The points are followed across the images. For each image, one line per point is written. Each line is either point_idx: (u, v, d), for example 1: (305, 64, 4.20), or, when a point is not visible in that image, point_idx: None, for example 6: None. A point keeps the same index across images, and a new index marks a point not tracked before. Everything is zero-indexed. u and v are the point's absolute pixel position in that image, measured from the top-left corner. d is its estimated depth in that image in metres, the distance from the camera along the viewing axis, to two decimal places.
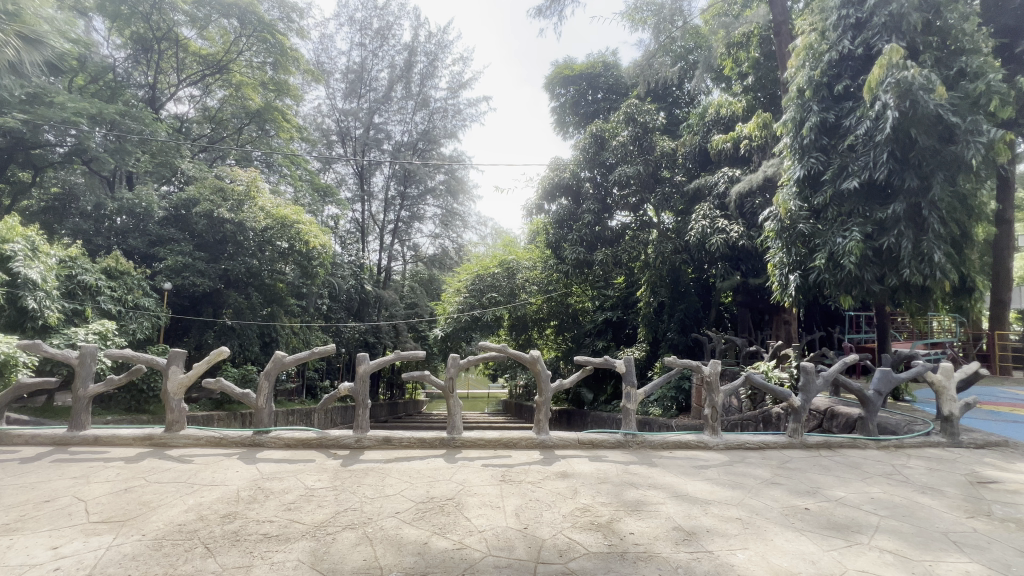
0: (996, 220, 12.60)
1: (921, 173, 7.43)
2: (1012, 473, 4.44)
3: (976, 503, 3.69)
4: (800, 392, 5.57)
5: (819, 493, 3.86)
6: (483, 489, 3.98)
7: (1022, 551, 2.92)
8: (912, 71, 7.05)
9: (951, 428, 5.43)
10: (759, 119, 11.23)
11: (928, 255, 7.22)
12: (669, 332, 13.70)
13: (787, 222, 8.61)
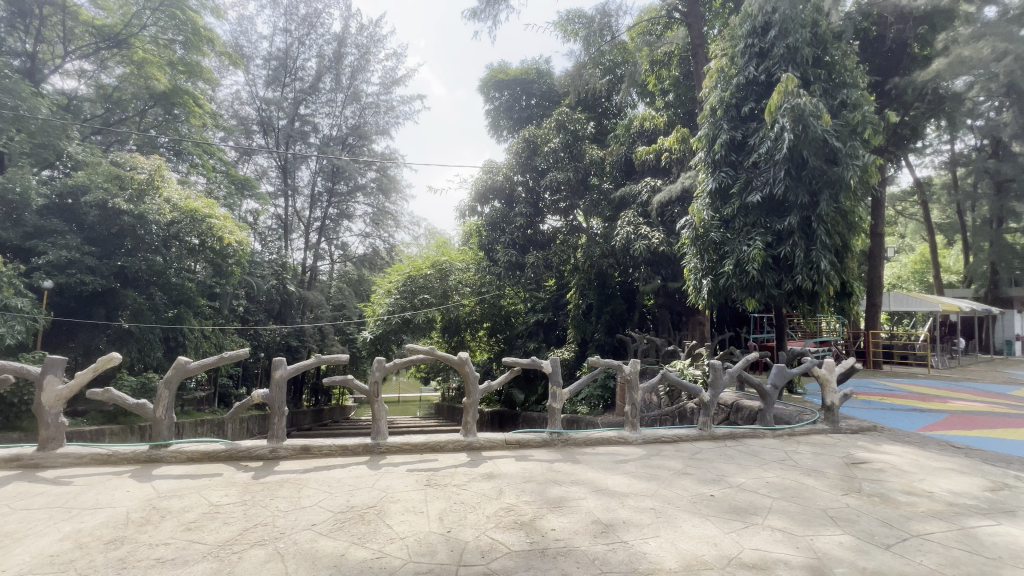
0: (871, 234, 14.46)
1: (811, 190, 8.34)
2: (879, 454, 5.11)
3: (850, 481, 4.21)
4: (709, 388, 6.01)
5: (723, 480, 4.20)
6: (407, 494, 3.89)
7: (883, 521, 3.37)
8: (804, 99, 7.91)
9: (833, 416, 6.13)
10: (678, 133, 12.04)
11: (816, 263, 8.12)
12: (597, 333, 14.25)
13: (700, 230, 9.31)
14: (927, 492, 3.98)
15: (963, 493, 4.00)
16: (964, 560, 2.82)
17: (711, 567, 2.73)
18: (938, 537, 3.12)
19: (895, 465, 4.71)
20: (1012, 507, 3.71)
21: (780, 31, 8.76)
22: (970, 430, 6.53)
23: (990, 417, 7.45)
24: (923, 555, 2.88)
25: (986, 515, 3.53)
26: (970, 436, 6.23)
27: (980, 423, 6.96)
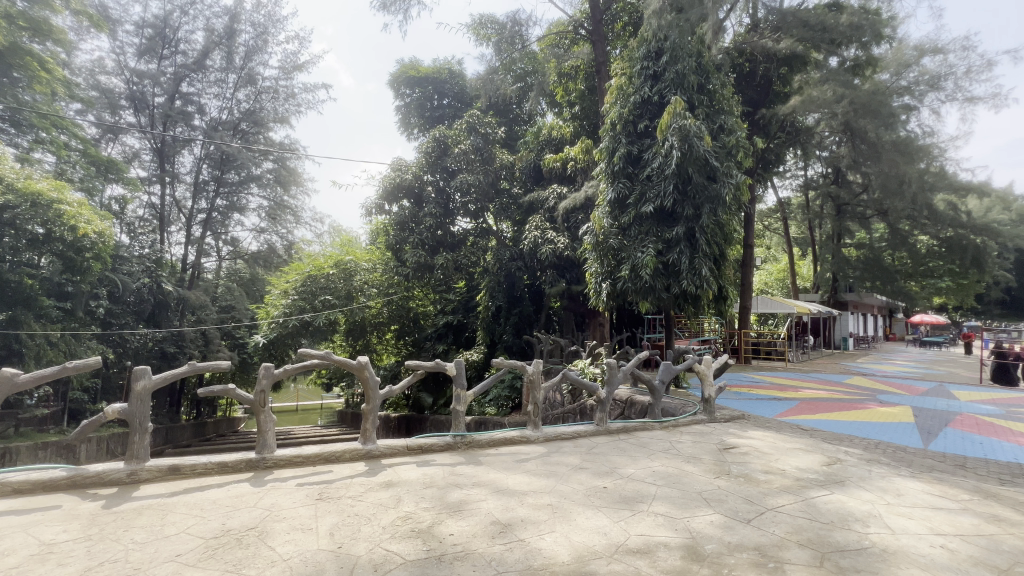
0: (743, 245, 16.40)
1: (695, 204, 9.25)
2: (745, 439, 5.79)
3: (722, 465, 4.71)
4: (605, 385, 6.37)
5: (615, 472, 4.46)
6: (294, 511, 3.59)
7: (746, 499, 3.80)
8: (689, 120, 8.75)
9: (709, 407, 6.84)
10: (583, 144, 12.68)
11: (698, 269, 9.02)
12: (505, 335, 14.45)
13: (601, 237, 9.88)
14: (780, 469, 4.59)
15: (807, 468, 4.66)
16: (806, 526, 3.29)
17: (601, 556, 2.87)
18: (788, 509, 3.60)
19: (757, 448, 5.36)
20: (842, 477, 4.41)
21: (670, 57, 9.64)
22: (814, 415, 7.66)
23: (829, 403, 8.81)
24: (775, 525, 3.30)
25: (823, 486, 4.15)
26: (814, 419, 7.31)
27: (822, 408, 8.21)
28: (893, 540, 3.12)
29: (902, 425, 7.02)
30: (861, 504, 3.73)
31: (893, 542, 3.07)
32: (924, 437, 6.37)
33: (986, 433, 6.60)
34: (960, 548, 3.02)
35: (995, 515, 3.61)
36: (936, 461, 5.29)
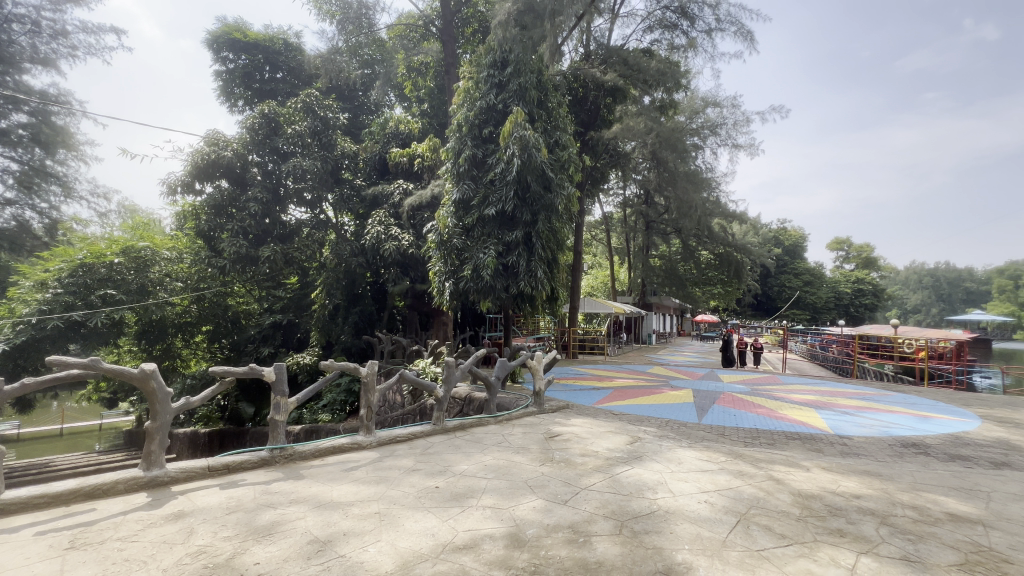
0: (573, 252, 18.14)
1: (533, 210, 9.89)
2: (567, 427, 6.37)
3: (547, 453, 5.09)
4: (443, 384, 6.35)
5: (448, 470, 4.47)
6: (26, 570, 2.73)
7: (565, 481, 4.16)
8: (529, 131, 9.30)
9: (539, 399, 7.37)
10: (430, 142, 12.52)
11: (534, 271, 9.67)
12: (343, 335, 13.50)
13: (444, 236, 9.93)
14: (594, 451, 5.15)
15: (615, 448, 5.33)
16: (610, 500, 3.73)
17: (426, 558, 2.81)
18: (597, 486, 4.04)
19: (577, 434, 5.94)
20: (640, 453, 5.15)
21: (513, 69, 10.15)
22: (624, 401, 8.83)
23: (636, 390, 10.26)
24: (586, 502, 3.68)
25: (626, 462, 4.79)
26: (623, 405, 8.42)
27: (630, 395, 9.53)
28: (673, 501, 3.74)
29: (685, 405, 8.52)
30: (653, 475, 4.40)
31: (673, 503, 3.69)
32: (699, 414, 7.83)
33: (739, 408, 8.41)
34: (717, 501, 3.77)
35: (740, 471, 4.61)
36: (706, 432, 6.55)
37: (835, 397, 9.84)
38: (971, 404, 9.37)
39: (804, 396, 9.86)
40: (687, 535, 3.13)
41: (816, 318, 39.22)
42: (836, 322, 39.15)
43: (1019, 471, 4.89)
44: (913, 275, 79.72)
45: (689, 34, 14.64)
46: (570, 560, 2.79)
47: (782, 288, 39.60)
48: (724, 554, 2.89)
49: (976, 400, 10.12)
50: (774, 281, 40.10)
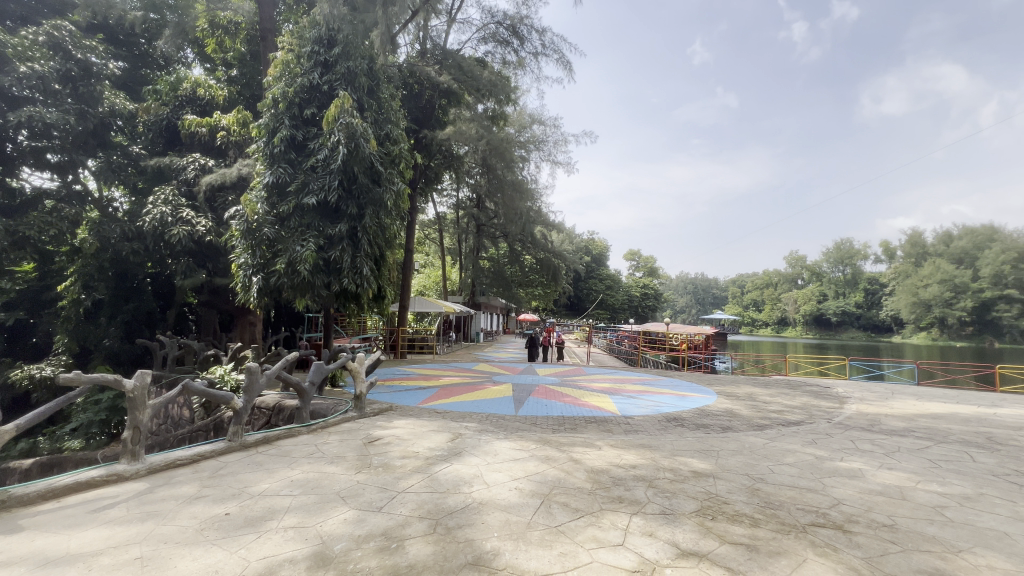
0: (404, 249, 17.72)
1: (359, 204, 9.28)
2: (389, 429, 6.17)
3: (364, 459, 4.84)
4: (243, 394, 5.48)
5: (243, 492, 3.89)
6: None
7: (381, 487, 4.01)
8: (356, 120, 8.75)
9: (360, 403, 7.00)
10: (238, 114, 10.72)
11: (359, 268, 9.09)
12: (107, 340, 11.01)
13: (253, 224, 8.78)
14: (414, 452, 5.10)
15: (436, 447, 5.36)
16: (427, 500, 3.73)
17: None
18: (415, 488, 4.00)
19: (398, 436, 5.80)
20: (460, 449, 5.29)
21: (342, 50, 9.40)
22: (448, 398, 8.98)
23: (460, 387, 10.54)
24: (402, 506, 3.61)
25: (445, 460, 4.85)
26: (448, 402, 8.56)
27: (454, 392, 9.72)
28: (486, 492, 3.92)
29: (504, 399, 9.09)
30: (470, 469, 4.55)
31: (486, 494, 3.87)
32: (516, 405, 8.44)
33: (550, 397, 9.34)
34: (525, 486, 4.09)
35: (547, 456, 5.09)
36: (521, 423, 7.09)
37: (624, 383, 11.69)
38: (711, 383, 12.13)
39: (601, 384, 11.46)
40: (497, 523, 3.31)
41: (614, 317, 46.12)
42: (628, 320, 46.64)
43: (736, 433, 6.51)
44: (680, 283, 100.07)
45: (519, 53, 15.66)
46: (379, 569, 2.69)
47: (589, 291, 45.34)
48: (527, 535, 3.14)
49: (715, 380, 13.16)
50: (583, 284, 45.80)
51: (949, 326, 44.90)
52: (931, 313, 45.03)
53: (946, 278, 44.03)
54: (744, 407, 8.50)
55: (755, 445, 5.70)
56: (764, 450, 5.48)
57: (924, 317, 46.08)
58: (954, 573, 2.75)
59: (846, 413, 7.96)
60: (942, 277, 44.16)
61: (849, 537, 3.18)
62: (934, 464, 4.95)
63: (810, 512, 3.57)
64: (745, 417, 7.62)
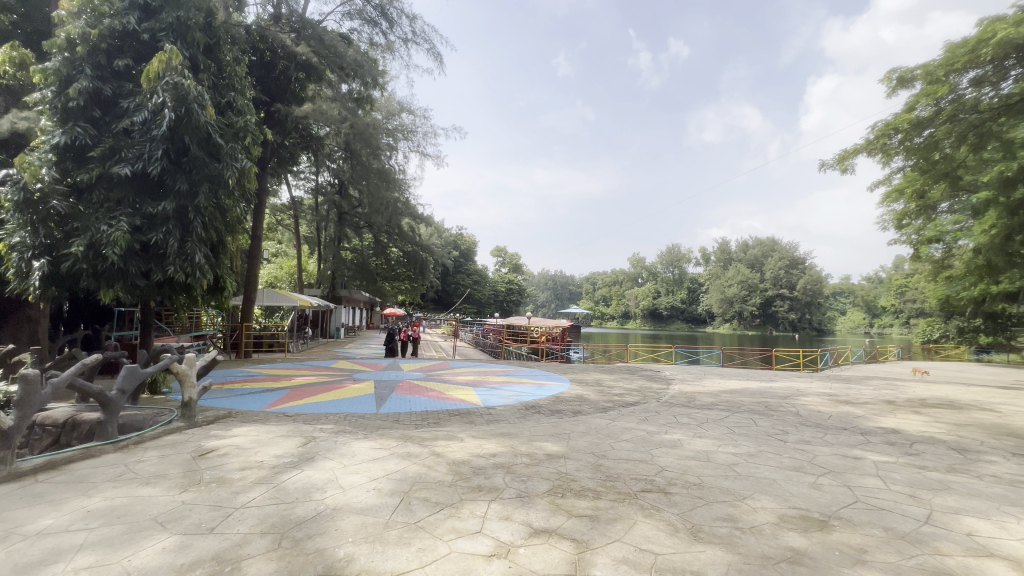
0: (250, 236, 15.68)
1: (191, 179, 7.90)
2: (226, 439, 5.43)
3: (192, 476, 4.18)
4: (14, 410, 4.25)
5: (14, 534, 3.06)
6: None
7: (213, 505, 3.52)
8: (187, 81, 7.43)
9: (189, 412, 6.04)
10: (12, 51, 8.35)
11: (189, 255, 7.75)
12: None
13: (34, 194, 6.96)
14: (257, 462, 4.58)
15: (284, 454, 4.88)
16: (271, 512, 3.38)
17: None
18: (257, 501, 3.60)
19: (238, 446, 5.14)
20: (312, 453, 4.90)
21: None
22: (301, 400, 8.25)
23: (316, 387, 9.77)
24: (240, 523, 3.21)
25: (294, 467, 4.44)
26: (300, 404, 7.87)
27: (308, 393, 8.95)
28: (341, 497, 3.70)
29: (365, 397, 8.68)
30: (323, 474, 4.25)
31: (341, 499, 3.65)
32: (377, 403, 8.12)
33: (413, 393, 9.19)
34: (384, 486, 3.97)
35: (408, 452, 5.00)
36: (382, 421, 6.84)
37: (487, 376, 12.06)
38: (566, 372, 13.19)
39: (466, 378, 11.64)
40: (351, 528, 3.15)
41: (481, 311, 47.20)
42: (494, 315, 48.12)
43: (585, 416, 7.20)
44: (542, 280, 106.40)
45: (387, 36, 14.93)
46: None
47: (457, 286, 45.56)
48: (384, 536, 3.05)
49: (569, 369, 14.34)
50: (451, 279, 45.92)
51: (744, 318, 55.59)
52: (733, 307, 55.19)
53: (744, 280, 54.35)
54: (592, 392, 9.42)
55: (600, 426, 6.36)
56: (607, 429, 6.15)
57: (728, 311, 56.27)
58: (740, 516, 3.41)
59: (671, 393, 9.34)
60: (741, 279, 54.38)
61: (669, 498, 3.75)
62: (731, 430, 6.09)
63: (640, 480, 4.12)
64: (592, 402, 8.45)
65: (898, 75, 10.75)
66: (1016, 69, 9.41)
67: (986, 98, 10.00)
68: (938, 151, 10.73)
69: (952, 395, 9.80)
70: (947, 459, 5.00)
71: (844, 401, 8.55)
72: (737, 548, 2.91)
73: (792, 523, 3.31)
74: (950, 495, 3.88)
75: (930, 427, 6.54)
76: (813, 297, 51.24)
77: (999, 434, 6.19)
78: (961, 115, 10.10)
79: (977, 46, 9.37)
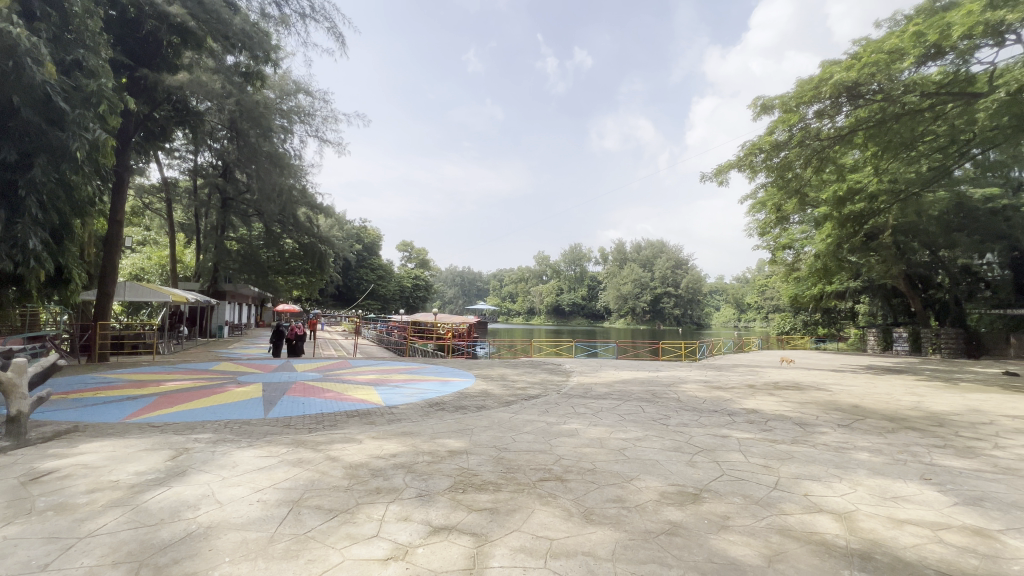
0: (107, 220, 13.41)
1: (21, 149, 6.54)
2: (69, 458, 4.61)
3: (21, 505, 3.49)
4: None
5: None
6: None
7: (49, 537, 2.97)
8: (18, 30, 6.04)
9: (17, 429, 5.03)
10: None
11: (21, 240, 6.47)
12: None
13: None
14: (112, 482, 3.95)
15: (147, 470, 4.27)
16: (128, 538, 2.94)
17: None
18: (109, 527, 3.11)
19: (85, 465, 4.39)
20: (182, 467, 4.35)
21: None
22: (171, 408, 7.28)
23: (190, 392, 8.68)
24: (86, 555, 2.75)
25: (160, 484, 3.91)
26: (169, 413, 6.94)
27: (181, 400, 7.93)
28: (218, 513, 3.33)
29: (251, 401, 7.92)
30: (196, 489, 3.80)
31: (218, 515, 3.29)
32: (265, 407, 7.46)
33: (307, 395, 8.58)
34: (271, 496, 3.65)
35: (299, 459, 4.65)
36: (270, 426, 6.30)
37: (390, 374, 11.66)
38: (471, 368, 13.24)
39: (367, 376, 11.14)
40: (229, 546, 2.85)
41: (385, 308, 45.48)
42: (399, 311, 46.63)
43: (488, 410, 7.29)
44: (449, 276, 105.40)
45: (281, 9, 13.64)
46: None
47: (359, 281, 43.35)
48: (268, 551, 2.81)
49: (475, 364, 14.41)
50: (353, 274, 43.62)
51: (637, 314, 60.19)
52: (627, 304, 59.46)
53: (637, 279, 58.77)
54: (497, 387, 9.57)
55: (503, 420, 6.48)
56: (509, 423, 6.29)
57: (624, 307, 60.49)
58: (627, 496, 3.69)
59: (570, 385, 9.82)
60: (634, 278, 58.75)
61: (565, 485, 3.94)
62: (622, 417, 6.57)
63: (539, 470, 4.28)
64: (497, 396, 8.57)
65: (761, 102, 12.35)
66: (846, 106, 11.24)
67: (826, 128, 11.87)
68: (790, 170, 12.54)
69: (798, 378, 11.54)
70: (793, 432, 5.89)
71: (716, 387, 9.66)
72: (624, 526, 3.15)
73: (671, 498, 3.66)
74: (794, 463, 4.57)
75: (781, 406, 7.64)
76: (694, 295, 57.08)
77: (830, 409, 7.43)
78: (807, 141, 11.92)
79: (818, 84, 11.08)
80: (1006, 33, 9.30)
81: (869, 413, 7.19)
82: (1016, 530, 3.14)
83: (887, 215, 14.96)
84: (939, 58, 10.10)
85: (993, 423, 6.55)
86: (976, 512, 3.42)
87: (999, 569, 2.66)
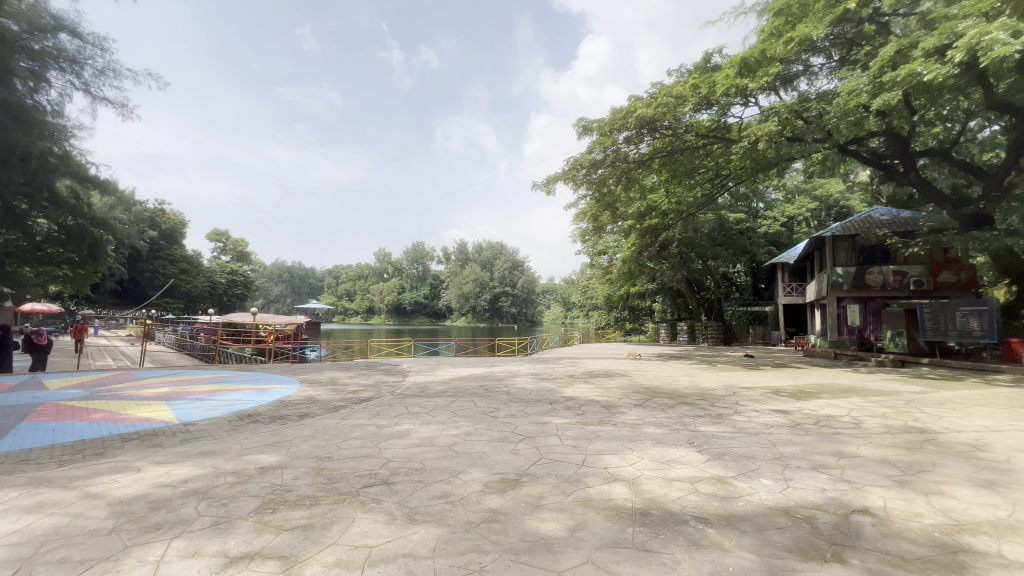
0: None
1: None
2: None
3: None
4: None
5: None
6: None
7: None
8: None
9: None
10: None
11: None
12: None
13: None
14: None
15: None
16: None
17: None
18: None
19: None
20: None
21: None
22: None
23: None
24: None
25: None
26: None
27: None
28: None
29: None
30: None
31: None
32: None
33: (63, 417, 6.73)
34: None
35: (39, 502, 3.59)
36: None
37: (190, 385, 9.84)
38: (296, 372, 11.98)
39: (156, 389, 9.20)
40: None
41: (189, 307, 38.38)
42: (207, 311, 39.72)
43: (312, 418, 6.69)
44: (275, 271, 93.85)
45: None
46: None
47: (153, 275, 35.77)
48: None
49: (301, 368, 13.12)
50: (144, 266, 35.72)
51: (477, 312, 62.09)
52: (468, 302, 60.85)
53: (477, 279, 60.73)
54: (324, 392, 8.85)
55: (328, 427, 6.02)
56: (335, 430, 5.87)
57: (464, 306, 61.74)
58: (453, 491, 3.75)
59: (405, 385, 9.60)
60: (475, 278, 60.57)
61: (390, 488, 3.83)
62: (455, 414, 6.69)
63: (364, 476, 4.08)
64: (324, 402, 7.93)
65: (584, 124, 13.89)
66: (647, 137, 13.36)
67: (632, 153, 13.91)
68: (605, 186, 14.43)
69: (609, 367, 13.31)
70: (600, 414, 6.75)
71: (543, 379, 10.51)
72: (446, 521, 3.20)
73: (493, 487, 3.85)
74: (598, 441, 5.23)
75: (593, 392, 8.68)
76: (529, 293, 61.19)
77: (631, 392, 8.73)
78: (618, 162, 13.80)
79: (625, 114, 12.90)
80: (749, 96, 12.13)
81: (657, 393, 8.67)
82: (744, 475, 4.12)
83: (674, 230, 18.26)
84: (709, 108, 12.65)
85: (736, 394, 8.50)
86: (719, 464, 4.40)
87: (730, 506, 3.44)
